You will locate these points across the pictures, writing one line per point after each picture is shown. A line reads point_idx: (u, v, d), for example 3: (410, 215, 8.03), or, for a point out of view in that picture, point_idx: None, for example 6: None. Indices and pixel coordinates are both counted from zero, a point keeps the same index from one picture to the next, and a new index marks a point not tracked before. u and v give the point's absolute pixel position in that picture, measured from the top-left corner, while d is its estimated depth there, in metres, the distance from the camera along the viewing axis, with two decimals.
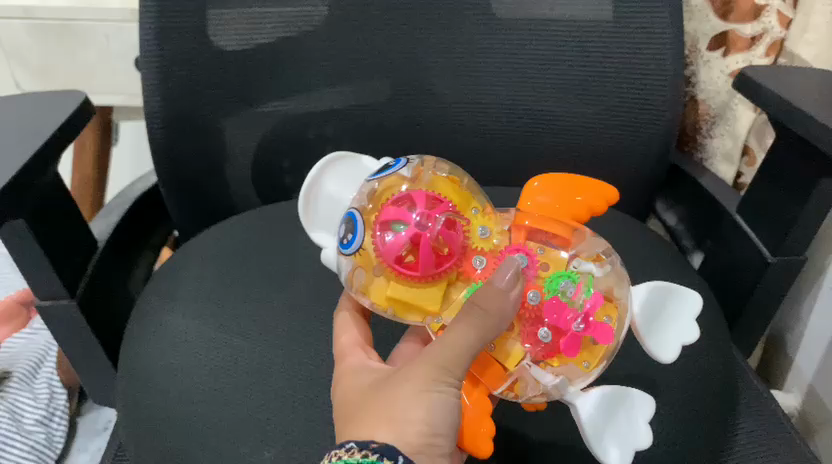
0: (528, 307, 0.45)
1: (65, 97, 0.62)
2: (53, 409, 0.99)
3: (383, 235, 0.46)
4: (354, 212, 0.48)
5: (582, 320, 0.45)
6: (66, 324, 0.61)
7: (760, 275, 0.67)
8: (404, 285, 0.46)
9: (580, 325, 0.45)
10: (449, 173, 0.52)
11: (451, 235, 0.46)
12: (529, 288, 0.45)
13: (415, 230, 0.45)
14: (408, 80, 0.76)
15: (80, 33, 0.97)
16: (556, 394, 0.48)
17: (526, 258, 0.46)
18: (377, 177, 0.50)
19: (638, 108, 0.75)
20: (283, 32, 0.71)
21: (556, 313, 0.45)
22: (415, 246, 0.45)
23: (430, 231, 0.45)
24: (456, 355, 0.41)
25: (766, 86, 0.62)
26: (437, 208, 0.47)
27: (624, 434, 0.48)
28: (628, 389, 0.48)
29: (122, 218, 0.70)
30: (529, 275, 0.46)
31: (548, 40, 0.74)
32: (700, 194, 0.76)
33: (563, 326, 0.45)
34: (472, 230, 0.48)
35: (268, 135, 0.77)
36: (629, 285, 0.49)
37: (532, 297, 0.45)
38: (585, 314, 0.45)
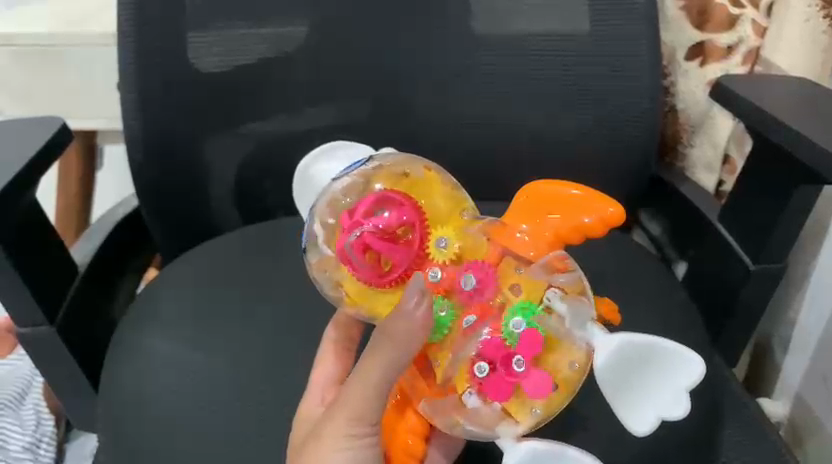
0: (466, 332, 0.46)
1: (45, 122, 0.62)
2: (41, 436, 0.98)
3: (344, 238, 0.48)
4: (317, 207, 0.50)
5: (522, 362, 0.45)
6: (46, 350, 0.61)
7: (742, 284, 0.67)
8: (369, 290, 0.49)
9: (520, 366, 0.45)
10: (423, 168, 0.52)
11: (402, 248, 0.47)
12: (470, 310, 0.46)
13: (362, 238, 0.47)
14: (389, 98, 0.76)
15: (61, 60, 0.98)
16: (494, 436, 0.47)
17: (476, 279, 0.47)
18: (351, 172, 0.50)
19: (617, 119, 0.76)
20: (263, 54, 0.72)
21: (496, 350, 0.45)
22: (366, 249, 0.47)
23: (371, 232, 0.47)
24: (364, 402, 0.43)
25: (742, 94, 0.62)
26: (392, 209, 0.48)
27: None
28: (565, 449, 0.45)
29: (102, 241, 0.69)
30: (475, 299, 0.47)
31: (527, 55, 0.74)
32: (682, 202, 0.76)
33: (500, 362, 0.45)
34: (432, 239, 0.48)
35: (249, 157, 0.77)
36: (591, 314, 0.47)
37: (466, 321, 0.46)
38: (526, 356, 0.45)
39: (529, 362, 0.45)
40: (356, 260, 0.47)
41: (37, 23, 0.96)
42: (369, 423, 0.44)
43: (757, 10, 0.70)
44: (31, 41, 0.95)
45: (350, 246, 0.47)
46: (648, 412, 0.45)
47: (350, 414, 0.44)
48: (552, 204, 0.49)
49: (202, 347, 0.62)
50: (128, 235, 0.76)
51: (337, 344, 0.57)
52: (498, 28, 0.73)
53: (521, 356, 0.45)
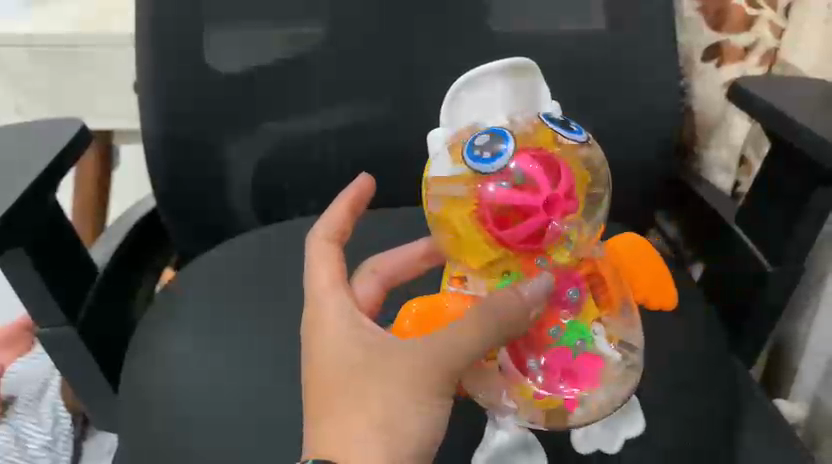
0: (544, 335, 0.48)
1: (65, 125, 0.62)
2: (58, 434, 1.00)
3: (501, 189, 0.44)
4: (507, 132, 0.46)
5: (566, 380, 0.49)
6: (68, 352, 0.61)
7: (761, 285, 0.66)
8: (471, 223, 0.46)
9: (563, 382, 0.49)
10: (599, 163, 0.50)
11: (550, 223, 0.44)
12: (569, 316, 0.49)
13: (527, 199, 0.44)
14: (405, 98, 0.76)
15: (82, 60, 0.99)
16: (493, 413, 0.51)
17: (577, 292, 0.48)
18: (548, 126, 0.47)
19: (635, 120, 0.76)
20: (279, 55, 0.72)
21: (559, 359, 0.48)
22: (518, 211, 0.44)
23: (538, 210, 0.44)
24: (452, 356, 0.43)
25: (761, 96, 0.62)
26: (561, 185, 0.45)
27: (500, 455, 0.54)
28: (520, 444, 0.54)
29: (121, 241, 0.70)
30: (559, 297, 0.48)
31: (544, 56, 0.74)
32: (700, 206, 0.76)
33: (562, 369, 0.49)
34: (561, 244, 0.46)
35: (266, 157, 0.77)
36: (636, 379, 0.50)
37: (554, 331, 0.48)
38: (568, 373, 0.49)
39: (572, 381, 0.49)
40: (504, 221, 0.44)
41: (59, 24, 0.97)
42: (440, 380, 0.43)
43: (774, 11, 0.70)
44: (53, 42, 0.96)
45: (507, 202, 0.44)
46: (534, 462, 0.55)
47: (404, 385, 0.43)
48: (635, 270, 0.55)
49: (222, 346, 0.63)
50: (146, 236, 0.76)
51: None
52: (515, 28, 0.73)
53: (572, 375, 0.49)
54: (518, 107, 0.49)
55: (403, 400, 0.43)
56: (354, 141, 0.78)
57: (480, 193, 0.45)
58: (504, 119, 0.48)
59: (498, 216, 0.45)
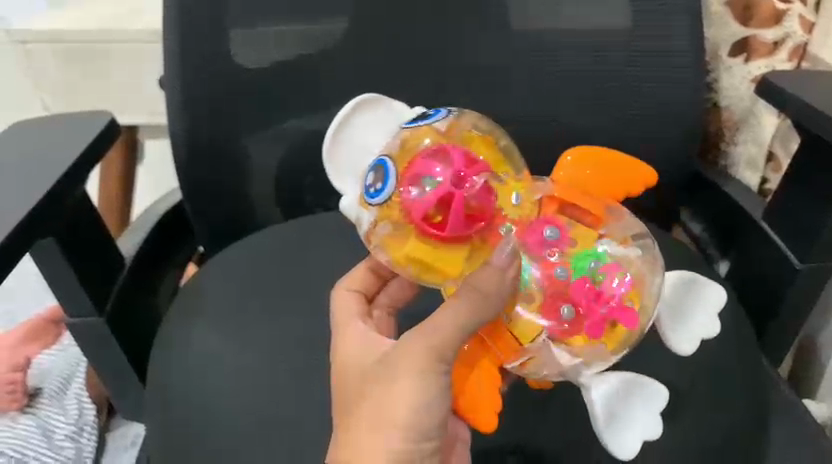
0: (557, 281, 0.48)
1: (96, 116, 0.63)
2: (83, 425, 1.02)
3: (413, 190, 0.46)
4: (386, 160, 0.47)
5: (608, 304, 0.48)
6: (97, 342, 0.62)
7: (789, 282, 0.66)
8: (429, 243, 0.47)
9: (606, 309, 0.48)
10: (486, 131, 0.53)
11: (482, 195, 0.47)
12: (560, 255, 0.49)
13: (441, 188, 0.46)
14: (428, 93, 0.76)
15: (107, 56, 1.00)
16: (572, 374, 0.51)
17: (554, 233, 0.50)
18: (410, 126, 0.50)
19: (660, 115, 0.75)
20: (302, 50, 0.73)
21: (582, 291, 0.48)
22: (442, 204, 0.46)
23: (466, 190, 0.46)
24: (447, 340, 0.45)
25: (790, 91, 0.61)
26: (469, 165, 0.48)
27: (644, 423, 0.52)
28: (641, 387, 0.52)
29: (148, 234, 0.71)
30: (553, 249, 0.49)
31: (567, 50, 0.74)
32: (725, 201, 0.75)
33: (595, 297, 0.48)
34: (505, 197, 0.50)
35: (290, 152, 0.77)
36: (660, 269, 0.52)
37: (560, 272, 0.48)
38: (609, 297, 0.48)
39: (611, 302, 0.48)
40: (445, 217, 0.46)
41: (82, 22, 0.99)
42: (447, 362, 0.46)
43: (804, 6, 0.70)
44: (76, 39, 0.98)
45: (427, 209, 0.46)
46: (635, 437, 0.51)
47: (416, 369, 0.46)
48: (588, 163, 0.53)
49: (246, 339, 0.63)
50: (171, 230, 0.77)
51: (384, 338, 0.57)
52: (538, 23, 0.73)
53: (607, 289, 0.48)
54: (393, 127, 0.52)
55: (418, 392, 0.46)
56: None
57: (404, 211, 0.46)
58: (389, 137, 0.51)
59: (428, 218, 0.46)
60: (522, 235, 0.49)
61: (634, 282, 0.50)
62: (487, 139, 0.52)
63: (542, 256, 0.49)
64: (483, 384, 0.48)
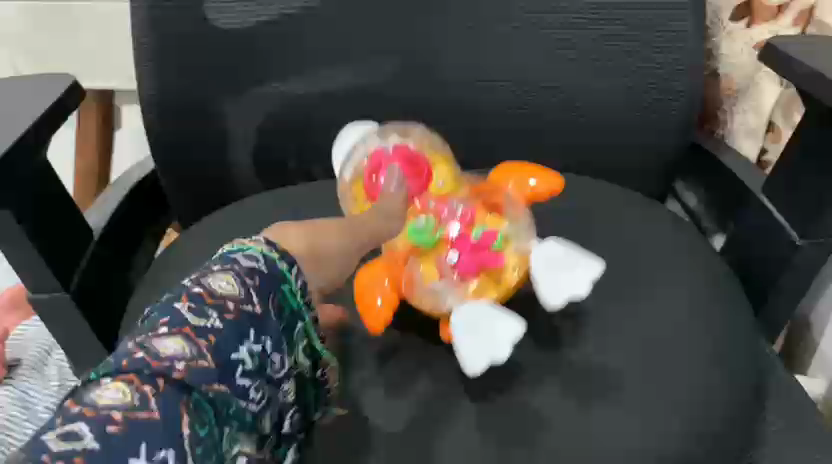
0: (449, 237, 0.56)
1: (58, 78, 0.59)
2: (65, 395, 1.00)
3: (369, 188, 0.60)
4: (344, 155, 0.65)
5: (474, 244, 0.55)
6: (64, 319, 0.59)
7: (788, 258, 0.63)
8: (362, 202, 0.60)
9: (473, 247, 0.55)
10: (440, 152, 0.64)
11: (406, 166, 0.59)
12: (453, 219, 0.57)
13: (373, 164, 0.60)
14: (415, 57, 0.73)
15: (81, 18, 0.95)
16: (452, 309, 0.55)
17: (462, 205, 0.58)
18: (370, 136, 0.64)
19: (658, 82, 0.72)
20: (280, 9, 0.69)
21: (458, 239, 0.56)
22: (373, 172, 0.60)
23: (385, 163, 0.60)
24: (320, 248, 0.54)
25: (794, 57, 0.58)
26: (398, 150, 0.60)
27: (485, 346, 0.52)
28: (495, 320, 0.52)
29: (118, 206, 0.67)
30: (447, 211, 0.57)
31: (561, 13, 0.70)
32: (724, 173, 0.72)
33: (470, 248, 0.55)
34: (433, 182, 0.61)
35: (270, 119, 0.73)
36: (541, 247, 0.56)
37: (453, 228, 0.56)
38: (474, 244, 0.55)
39: (476, 245, 0.56)
40: (371, 185, 0.60)
41: None
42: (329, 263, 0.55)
43: None
44: None
45: (360, 175, 0.61)
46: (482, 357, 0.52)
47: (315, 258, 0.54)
48: (524, 174, 0.61)
49: None
50: (145, 202, 0.74)
51: None
52: None
53: (477, 241, 0.56)
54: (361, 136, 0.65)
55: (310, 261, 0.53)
56: (361, 102, 0.74)
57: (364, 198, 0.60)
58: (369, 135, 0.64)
59: (368, 177, 0.60)
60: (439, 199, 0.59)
61: (503, 242, 0.56)
62: (442, 160, 0.63)
63: (441, 211, 0.57)
64: (384, 306, 0.56)
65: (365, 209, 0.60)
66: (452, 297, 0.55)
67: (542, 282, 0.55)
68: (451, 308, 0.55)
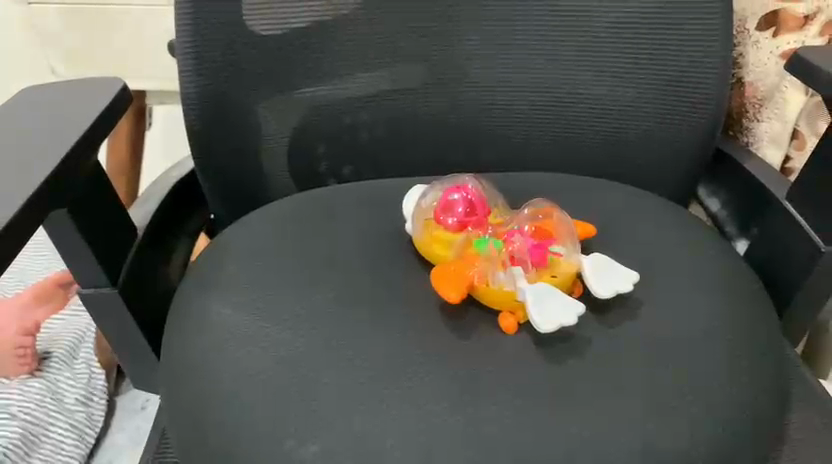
0: (513, 249, 0.58)
1: (108, 82, 0.62)
2: (93, 389, 1.04)
3: (439, 221, 0.61)
4: (415, 192, 0.66)
5: (534, 249, 0.57)
6: (109, 312, 0.61)
7: (811, 264, 0.64)
8: (436, 231, 0.61)
9: (533, 253, 0.57)
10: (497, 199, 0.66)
11: (473, 197, 0.62)
12: (513, 233, 0.59)
13: (445, 197, 0.63)
14: (446, 63, 0.75)
15: (117, 20, 0.98)
16: (573, 311, 0.54)
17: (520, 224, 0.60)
18: (442, 182, 0.66)
19: (684, 89, 0.73)
20: (316, 16, 0.71)
21: (526, 248, 0.57)
22: (445, 205, 0.62)
23: (458, 196, 0.62)
24: None
25: (821, 65, 0.59)
26: (468, 187, 0.64)
27: (560, 310, 0.54)
28: (561, 296, 0.54)
29: (159, 205, 0.69)
30: (513, 231, 0.59)
31: (587, 22, 0.73)
32: (749, 179, 0.73)
33: (530, 248, 0.57)
34: (494, 217, 0.63)
35: (304, 122, 0.75)
36: (590, 258, 0.57)
37: (514, 239, 0.58)
38: (537, 246, 0.57)
39: (537, 247, 0.57)
40: (444, 215, 0.61)
41: None
42: None
43: None
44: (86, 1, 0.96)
45: (437, 207, 0.62)
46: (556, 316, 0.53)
47: None
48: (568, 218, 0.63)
49: None
50: (183, 200, 0.76)
51: (407, 317, 0.56)
52: None
53: (537, 244, 0.57)
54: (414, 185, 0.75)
55: None
56: (392, 106, 0.76)
57: (433, 224, 0.62)
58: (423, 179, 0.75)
59: (440, 209, 0.62)
60: (502, 229, 0.61)
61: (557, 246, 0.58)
62: (502, 208, 0.65)
63: (505, 233, 0.59)
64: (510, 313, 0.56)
65: (441, 238, 0.60)
66: (556, 300, 0.54)
67: (595, 276, 0.56)
68: (550, 309, 0.54)
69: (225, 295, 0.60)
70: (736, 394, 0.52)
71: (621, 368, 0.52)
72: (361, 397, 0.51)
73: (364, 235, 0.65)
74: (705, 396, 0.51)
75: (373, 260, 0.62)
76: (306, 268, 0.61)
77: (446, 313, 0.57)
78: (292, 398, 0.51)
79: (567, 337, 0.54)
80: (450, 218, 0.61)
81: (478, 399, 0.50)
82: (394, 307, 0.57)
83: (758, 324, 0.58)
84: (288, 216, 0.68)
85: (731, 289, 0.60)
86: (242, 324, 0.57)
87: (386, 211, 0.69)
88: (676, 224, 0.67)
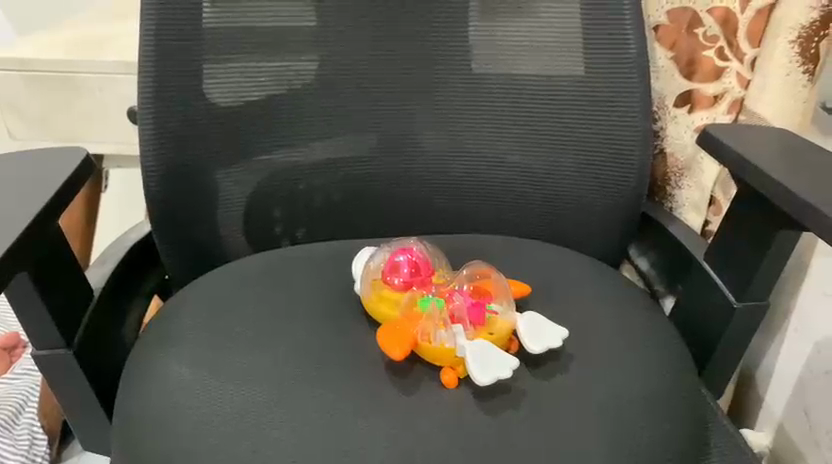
0: (455, 308, 0.62)
1: (72, 151, 0.65)
2: (33, 456, 1.03)
3: (386, 281, 0.65)
4: (365, 253, 0.70)
5: (474, 307, 0.61)
6: (64, 372, 0.63)
7: (727, 319, 0.70)
8: (383, 291, 0.65)
9: (473, 311, 0.61)
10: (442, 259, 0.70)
11: (417, 258, 0.66)
12: (455, 293, 0.63)
13: (392, 258, 0.67)
14: (394, 134, 0.81)
15: (78, 86, 1.01)
16: (506, 366, 0.57)
17: (461, 284, 0.64)
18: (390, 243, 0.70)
19: (611, 159, 0.80)
20: (273, 89, 0.76)
21: (466, 307, 0.61)
22: (392, 266, 0.66)
23: (404, 256, 0.66)
24: None
25: (726, 143, 0.67)
26: (413, 248, 0.68)
27: (494, 365, 0.57)
28: (496, 352, 0.58)
29: (116, 268, 0.72)
30: (455, 290, 0.63)
31: (523, 98, 0.80)
32: (673, 241, 0.80)
33: (470, 307, 0.61)
34: (438, 277, 0.67)
35: (260, 187, 0.79)
36: (523, 316, 0.62)
37: (455, 298, 0.62)
38: (477, 305, 0.61)
39: (476, 306, 0.61)
40: (391, 276, 0.65)
41: (52, 52, 1.01)
42: None
43: (741, 63, 0.75)
44: (48, 68, 1.00)
45: (385, 267, 0.66)
46: (490, 371, 0.57)
47: None
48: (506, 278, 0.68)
49: None
50: (139, 261, 0.78)
51: (355, 372, 0.60)
52: (497, 72, 0.79)
53: (476, 303, 0.62)
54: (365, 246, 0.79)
55: None
56: (344, 173, 0.81)
57: (381, 284, 0.65)
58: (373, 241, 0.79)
59: (388, 270, 0.66)
60: (444, 288, 0.65)
61: (495, 305, 0.62)
62: (445, 268, 0.69)
63: (447, 292, 0.64)
64: (451, 368, 0.59)
65: (388, 297, 0.64)
66: (492, 355, 0.58)
67: (526, 330, 0.61)
68: (487, 363, 0.57)
69: (180, 353, 0.62)
70: (657, 442, 0.57)
71: (553, 418, 0.56)
72: (307, 451, 0.53)
73: (316, 294, 0.69)
74: (629, 445, 0.56)
75: (325, 317, 0.66)
76: (259, 326, 0.64)
77: (393, 367, 0.60)
78: (242, 455, 0.53)
79: (504, 391, 0.58)
80: (397, 278, 0.65)
81: (419, 452, 0.53)
82: (343, 364, 0.60)
83: (679, 376, 0.63)
84: (242, 276, 0.71)
85: (655, 344, 0.65)
86: (196, 382, 0.59)
87: (337, 271, 0.72)
88: (606, 283, 0.73)
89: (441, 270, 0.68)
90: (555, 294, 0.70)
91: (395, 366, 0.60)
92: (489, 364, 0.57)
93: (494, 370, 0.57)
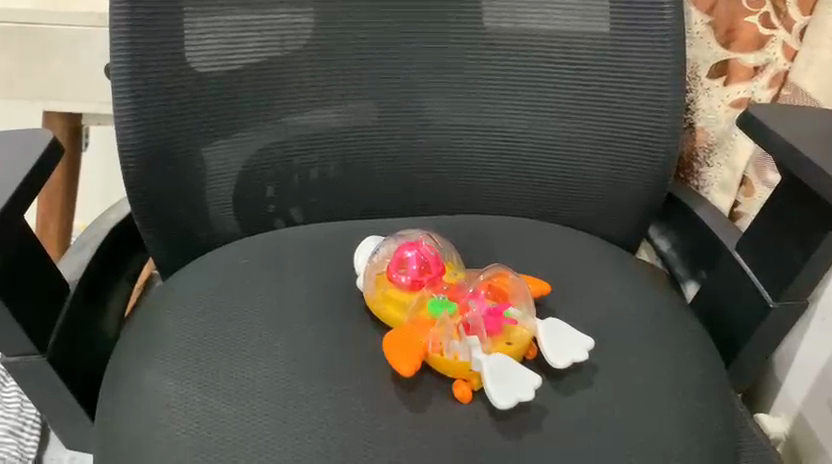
0: (470, 317, 0.56)
1: (36, 133, 0.58)
2: (24, 419, 0.98)
3: (393, 280, 0.59)
4: (368, 245, 0.64)
5: (492, 317, 0.56)
6: (39, 378, 0.58)
7: (759, 318, 0.65)
8: (389, 292, 0.59)
9: (491, 320, 0.56)
10: (453, 252, 0.64)
11: (426, 254, 0.60)
12: (469, 297, 0.57)
13: (399, 254, 0.60)
14: (398, 103, 0.73)
15: (48, 41, 0.92)
16: (527, 387, 0.52)
17: (477, 286, 0.58)
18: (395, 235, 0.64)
19: (636, 136, 0.73)
20: (264, 54, 0.68)
21: (485, 315, 0.56)
22: (399, 263, 0.60)
23: (412, 252, 0.60)
24: None
25: (775, 130, 0.59)
26: (422, 244, 0.61)
27: (512, 387, 0.52)
28: (515, 369, 0.53)
29: (93, 257, 0.65)
30: (469, 294, 0.58)
31: (541, 65, 0.72)
32: (699, 226, 0.73)
33: (488, 316, 0.56)
34: (449, 274, 0.61)
35: (251, 164, 0.72)
36: (546, 323, 0.57)
37: (471, 305, 0.57)
38: (496, 314, 0.56)
39: (494, 314, 0.56)
40: (397, 274, 0.59)
41: None
42: None
43: (789, 32, 0.68)
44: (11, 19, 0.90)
45: (390, 264, 0.60)
46: (508, 393, 0.52)
47: None
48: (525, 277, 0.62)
49: None
50: (120, 245, 0.71)
51: (358, 384, 0.54)
52: (513, 35, 0.71)
53: (495, 310, 0.56)
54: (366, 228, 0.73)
55: None
56: (343, 147, 0.74)
57: (387, 284, 0.59)
58: (376, 224, 0.72)
59: (394, 267, 0.60)
60: (455, 289, 0.59)
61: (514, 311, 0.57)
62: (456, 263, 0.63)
63: (461, 295, 0.58)
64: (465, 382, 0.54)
65: (394, 298, 0.59)
66: (513, 375, 0.53)
67: (549, 342, 0.56)
68: (506, 384, 0.52)
69: (164, 362, 0.57)
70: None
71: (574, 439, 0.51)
72: None
73: (314, 289, 0.63)
74: None
75: (324, 318, 0.60)
76: (252, 329, 0.58)
77: (400, 379, 0.55)
78: None
79: (521, 407, 0.53)
80: (404, 276, 0.59)
81: None
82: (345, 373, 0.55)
83: (709, 385, 0.58)
84: (232, 267, 0.65)
85: (682, 348, 0.60)
86: (182, 397, 0.54)
87: (335, 261, 0.66)
88: (628, 276, 0.67)
89: (452, 267, 0.62)
90: (574, 290, 0.64)
91: (401, 378, 0.55)
92: (506, 385, 0.52)
93: (512, 393, 0.52)
